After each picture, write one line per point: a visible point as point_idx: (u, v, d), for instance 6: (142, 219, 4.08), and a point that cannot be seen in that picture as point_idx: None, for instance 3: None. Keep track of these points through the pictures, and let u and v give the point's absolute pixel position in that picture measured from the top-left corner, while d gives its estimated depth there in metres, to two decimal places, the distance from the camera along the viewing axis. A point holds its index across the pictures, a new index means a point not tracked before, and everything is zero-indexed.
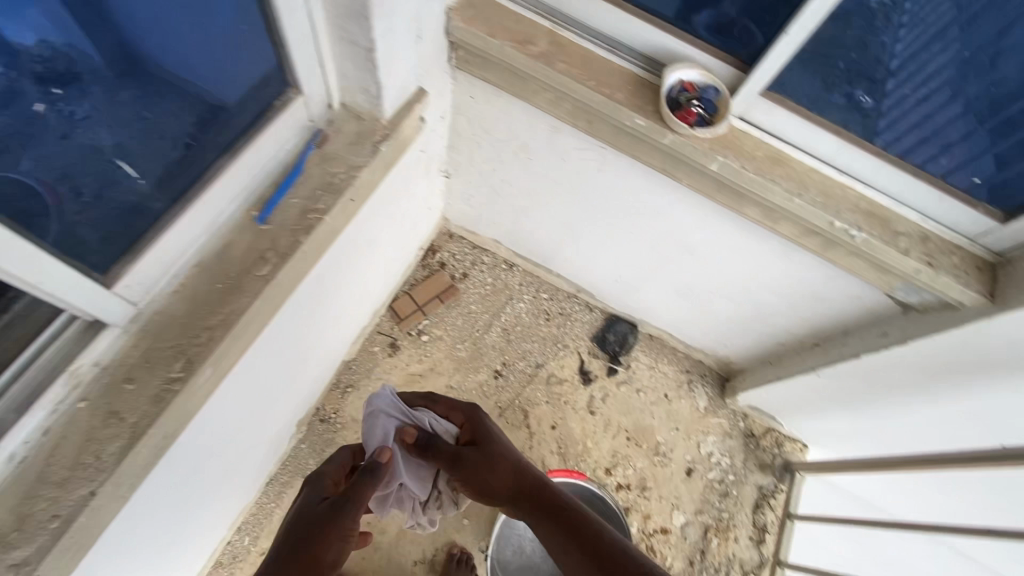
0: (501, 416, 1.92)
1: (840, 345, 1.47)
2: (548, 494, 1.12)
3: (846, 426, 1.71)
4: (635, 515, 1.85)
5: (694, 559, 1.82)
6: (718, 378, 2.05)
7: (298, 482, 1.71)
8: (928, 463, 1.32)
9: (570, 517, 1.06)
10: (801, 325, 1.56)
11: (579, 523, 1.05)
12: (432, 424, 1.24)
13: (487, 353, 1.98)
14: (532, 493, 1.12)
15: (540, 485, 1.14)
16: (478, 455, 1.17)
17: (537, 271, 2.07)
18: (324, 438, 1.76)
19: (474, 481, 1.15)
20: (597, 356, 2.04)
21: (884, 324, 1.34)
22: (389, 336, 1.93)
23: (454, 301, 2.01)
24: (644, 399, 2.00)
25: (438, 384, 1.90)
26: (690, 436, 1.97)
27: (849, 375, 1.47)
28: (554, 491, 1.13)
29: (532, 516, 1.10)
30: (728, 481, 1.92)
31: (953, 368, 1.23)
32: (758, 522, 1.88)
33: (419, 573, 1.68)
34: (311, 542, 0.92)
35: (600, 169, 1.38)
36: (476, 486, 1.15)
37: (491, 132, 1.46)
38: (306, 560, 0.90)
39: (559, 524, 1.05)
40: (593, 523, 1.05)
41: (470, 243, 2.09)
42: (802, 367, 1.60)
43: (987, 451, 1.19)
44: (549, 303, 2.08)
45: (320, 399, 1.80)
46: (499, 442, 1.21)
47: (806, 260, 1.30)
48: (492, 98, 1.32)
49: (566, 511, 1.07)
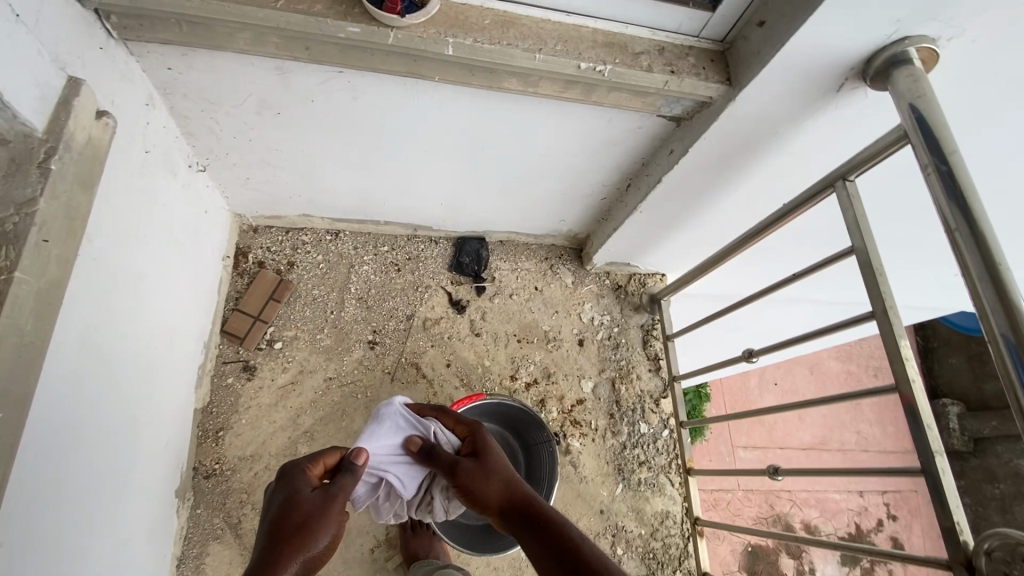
0: (394, 380, 1.84)
1: (646, 177, 1.58)
2: (536, 506, 1.14)
3: (683, 243, 1.90)
4: (552, 402, 1.94)
5: (614, 411, 1.97)
6: (573, 252, 2.15)
7: (212, 547, 1.55)
8: (745, 242, 1.50)
9: (551, 529, 1.07)
10: (611, 173, 1.64)
11: (567, 535, 1.06)
12: (438, 436, 1.32)
13: (352, 328, 1.86)
14: (523, 508, 1.13)
15: (529, 500, 1.15)
16: (478, 467, 1.20)
17: (365, 228, 1.95)
18: (220, 491, 1.61)
19: (467, 491, 1.19)
20: (461, 282, 2.02)
21: (669, 141, 1.44)
22: (240, 360, 1.75)
23: (292, 294, 1.85)
24: (519, 300, 2.05)
25: (316, 381, 1.78)
26: (570, 312, 2.08)
27: (663, 199, 1.59)
28: (543, 505, 1.15)
29: (519, 531, 1.11)
30: (615, 333, 2.09)
31: (730, 155, 1.36)
32: (651, 354, 2.08)
33: (381, 557, 1.64)
34: (303, 530, 1.00)
35: (355, 97, 1.26)
36: (469, 494, 1.18)
37: (219, 103, 1.29)
38: (304, 541, 0.99)
39: (539, 536, 1.07)
40: (573, 533, 1.06)
41: (280, 230, 1.91)
42: (628, 209, 1.70)
43: (780, 211, 1.38)
44: (393, 254, 1.98)
45: (194, 457, 1.61)
46: (496, 457, 1.24)
47: (581, 112, 1.32)
48: (192, 62, 1.16)
49: (555, 528, 1.08)
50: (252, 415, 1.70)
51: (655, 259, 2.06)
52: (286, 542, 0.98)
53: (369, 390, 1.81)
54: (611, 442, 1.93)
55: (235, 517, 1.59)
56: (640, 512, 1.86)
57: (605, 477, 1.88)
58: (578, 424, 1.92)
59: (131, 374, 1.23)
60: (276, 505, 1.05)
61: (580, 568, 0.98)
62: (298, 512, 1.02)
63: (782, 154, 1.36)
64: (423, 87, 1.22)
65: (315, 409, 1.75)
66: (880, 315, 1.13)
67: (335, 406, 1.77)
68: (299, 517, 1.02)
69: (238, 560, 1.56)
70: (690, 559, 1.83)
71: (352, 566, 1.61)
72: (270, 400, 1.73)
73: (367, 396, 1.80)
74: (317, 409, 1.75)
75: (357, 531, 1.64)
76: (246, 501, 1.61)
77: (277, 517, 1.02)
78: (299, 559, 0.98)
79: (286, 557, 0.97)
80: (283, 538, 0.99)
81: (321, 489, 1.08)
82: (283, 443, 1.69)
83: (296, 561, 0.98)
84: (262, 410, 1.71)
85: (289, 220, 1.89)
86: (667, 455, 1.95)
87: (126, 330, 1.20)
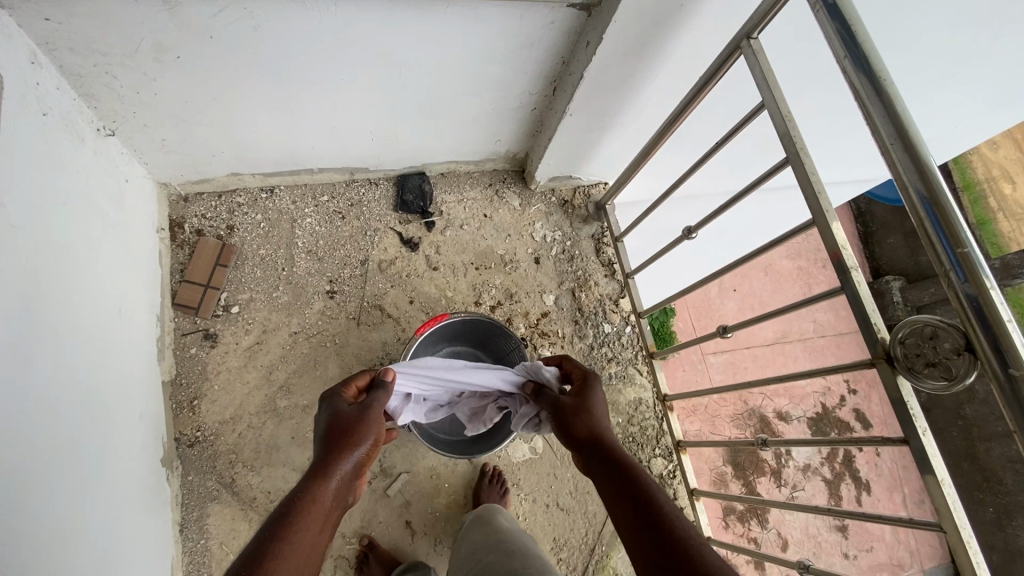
0: (361, 324, 1.85)
1: (569, 77, 1.59)
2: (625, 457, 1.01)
3: (616, 144, 1.94)
4: (518, 319, 2.01)
5: (578, 318, 2.06)
6: (516, 174, 2.16)
7: (212, 507, 1.58)
8: (669, 126, 1.55)
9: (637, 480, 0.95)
10: (535, 79, 1.65)
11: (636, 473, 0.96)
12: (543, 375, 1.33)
13: (308, 281, 1.86)
14: (612, 456, 1.03)
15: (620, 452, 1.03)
16: (575, 407, 1.17)
17: (300, 180, 1.91)
18: (208, 456, 1.62)
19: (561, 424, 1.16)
20: (410, 221, 2.01)
21: (584, 34, 1.45)
22: (199, 329, 1.73)
23: (238, 258, 1.82)
24: (470, 229, 2.07)
25: (282, 337, 1.78)
26: (522, 233, 2.12)
27: (588, 97, 1.61)
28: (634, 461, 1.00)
29: (601, 478, 1.00)
30: (568, 246, 2.15)
31: (644, 37, 1.38)
32: (605, 261, 2.15)
33: (381, 486, 1.70)
34: (352, 433, 1.04)
35: (256, 27, 1.22)
36: (563, 426, 1.16)
37: (110, 53, 1.22)
38: (356, 441, 1.03)
39: (623, 486, 0.95)
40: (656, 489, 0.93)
41: (213, 195, 1.85)
42: (558, 115, 1.72)
43: (697, 87, 1.42)
44: (335, 202, 1.95)
45: (172, 429, 1.61)
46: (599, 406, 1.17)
47: (491, 13, 1.31)
48: (66, 8, 1.08)
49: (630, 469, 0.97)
50: (224, 380, 1.70)
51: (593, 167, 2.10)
52: (338, 444, 1.02)
53: (337, 337, 1.82)
54: (580, 346, 2.02)
55: (228, 476, 1.62)
56: (615, 404, 1.99)
57: None
58: (546, 335, 2.01)
59: (78, 350, 1.22)
60: (322, 423, 1.09)
61: (659, 526, 0.86)
62: (342, 421, 1.07)
63: (692, 29, 1.39)
64: (325, 4, 1.18)
65: (287, 364, 1.76)
66: (794, 162, 1.21)
67: (306, 358, 1.77)
68: (344, 425, 1.06)
69: (240, 515, 1.59)
70: (665, 436, 1.99)
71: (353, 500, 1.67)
72: (239, 363, 1.73)
73: (335, 343, 1.81)
74: (289, 364, 1.76)
75: None
76: (236, 460, 1.63)
77: (327, 428, 1.06)
78: (351, 455, 1.01)
79: (338, 455, 1.00)
80: (334, 442, 1.02)
81: (359, 404, 1.13)
82: (261, 401, 1.70)
83: (349, 458, 1.00)
84: (232, 374, 1.71)
85: (218, 183, 1.82)
86: (632, 350, 2.06)
87: (59, 302, 1.17)
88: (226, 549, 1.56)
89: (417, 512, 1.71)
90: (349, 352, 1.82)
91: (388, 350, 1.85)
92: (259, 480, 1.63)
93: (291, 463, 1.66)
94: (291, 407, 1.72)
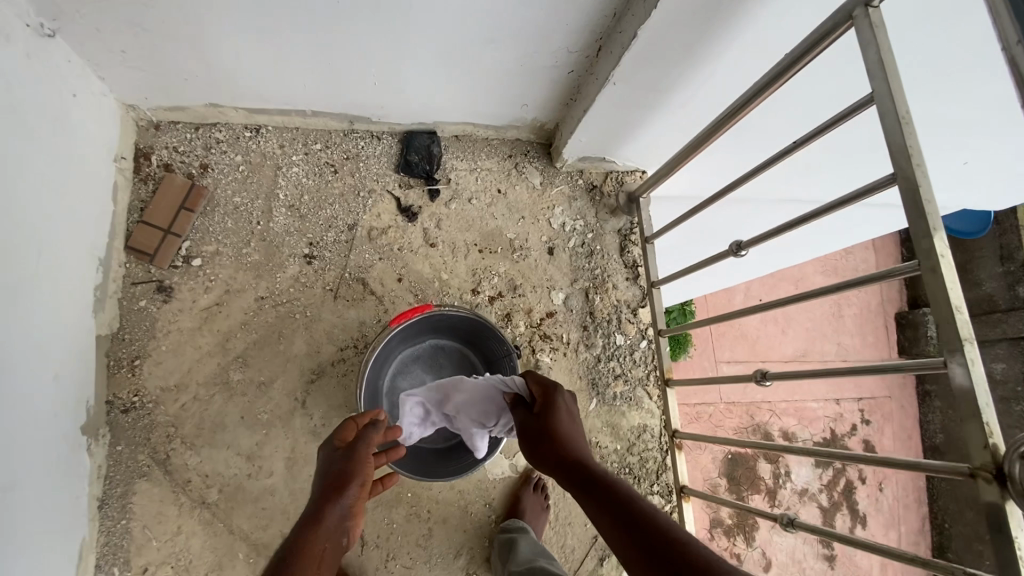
0: (338, 298, 1.61)
1: (618, 36, 1.28)
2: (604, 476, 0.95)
3: (663, 129, 1.62)
4: (519, 315, 1.75)
5: (587, 324, 1.79)
6: (541, 147, 1.86)
7: (138, 484, 1.39)
8: (730, 116, 1.24)
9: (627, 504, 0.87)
10: (575, 33, 1.34)
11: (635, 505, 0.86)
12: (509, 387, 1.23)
13: (284, 241, 1.61)
14: (591, 474, 0.97)
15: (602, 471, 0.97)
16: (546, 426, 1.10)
17: (290, 122, 1.64)
18: (143, 426, 1.42)
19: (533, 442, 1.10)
20: (412, 186, 1.74)
21: None
22: (153, 280, 1.51)
23: (208, 203, 1.58)
24: (480, 206, 1.79)
25: (246, 301, 1.55)
26: (538, 218, 1.83)
27: (637, 66, 1.30)
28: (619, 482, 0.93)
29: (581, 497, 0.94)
30: (589, 240, 1.86)
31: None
32: (628, 262, 1.87)
33: None
34: (341, 486, 0.93)
35: None
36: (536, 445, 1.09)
37: None
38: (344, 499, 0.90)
39: (609, 507, 0.88)
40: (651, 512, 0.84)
41: (188, 125, 1.60)
42: (599, 84, 1.42)
43: (778, 70, 1.10)
44: (328, 153, 1.69)
45: (105, 390, 1.41)
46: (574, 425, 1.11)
47: None
48: None
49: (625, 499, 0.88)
50: (173, 342, 1.49)
51: (633, 151, 1.79)
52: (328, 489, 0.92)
53: (309, 309, 1.58)
54: (585, 356, 1.76)
55: (163, 452, 1.42)
56: (615, 427, 1.74)
57: (577, 392, 1.73)
58: (548, 338, 1.75)
59: None
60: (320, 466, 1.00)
61: (660, 549, 0.76)
62: (336, 462, 0.97)
63: None
64: None
65: (247, 333, 1.53)
66: (900, 179, 0.90)
67: (269, 329, 1.55)
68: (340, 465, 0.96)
69: (170, 497, 1.40)
70: (667, 472, 1.74)
71: (300, 497, 1.47)
72: (193, 325, 1.51)
73: (305, 316, 1.58)
74: (250, 333, 1.54)
75: (305, 461, 1.49)
76: (174, 435, 1.43)
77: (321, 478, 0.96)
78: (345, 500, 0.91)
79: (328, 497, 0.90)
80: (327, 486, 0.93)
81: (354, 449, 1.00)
82: (212, 370, 1.49)
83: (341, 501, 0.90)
84: (184, 336, 1.50)
85: (195, 113, 1.57)
86: (644, 368, 1.79)
87: None
88: (149, 534, 1.37)
89: (371, 521, 1.50)
90: (319, 328, 1.58)
91: (364, 332, 1.60)
92: (197, 461, 1.43)
93: (237, 446, 1.46)
94: (246, 382, 1.50)
